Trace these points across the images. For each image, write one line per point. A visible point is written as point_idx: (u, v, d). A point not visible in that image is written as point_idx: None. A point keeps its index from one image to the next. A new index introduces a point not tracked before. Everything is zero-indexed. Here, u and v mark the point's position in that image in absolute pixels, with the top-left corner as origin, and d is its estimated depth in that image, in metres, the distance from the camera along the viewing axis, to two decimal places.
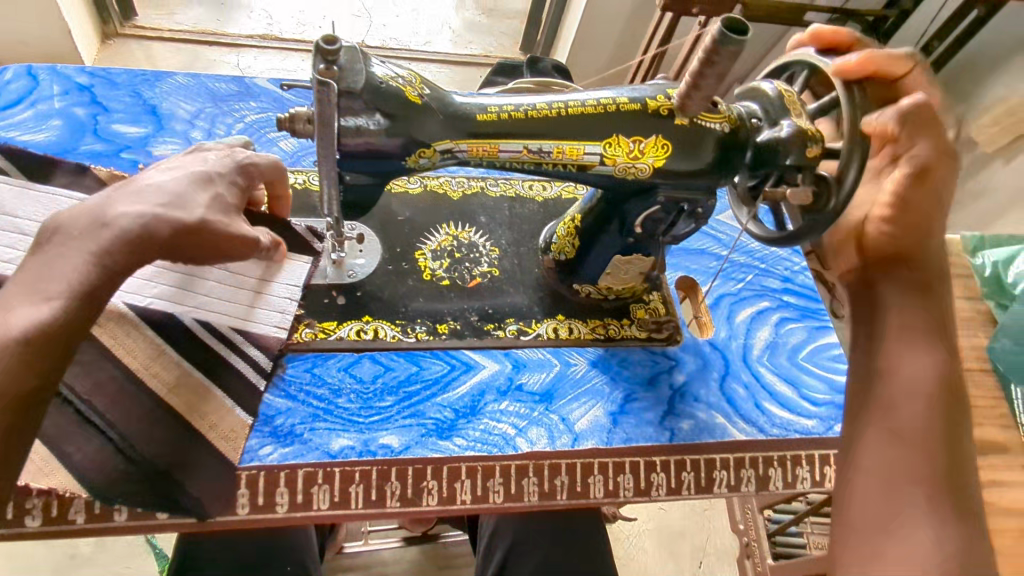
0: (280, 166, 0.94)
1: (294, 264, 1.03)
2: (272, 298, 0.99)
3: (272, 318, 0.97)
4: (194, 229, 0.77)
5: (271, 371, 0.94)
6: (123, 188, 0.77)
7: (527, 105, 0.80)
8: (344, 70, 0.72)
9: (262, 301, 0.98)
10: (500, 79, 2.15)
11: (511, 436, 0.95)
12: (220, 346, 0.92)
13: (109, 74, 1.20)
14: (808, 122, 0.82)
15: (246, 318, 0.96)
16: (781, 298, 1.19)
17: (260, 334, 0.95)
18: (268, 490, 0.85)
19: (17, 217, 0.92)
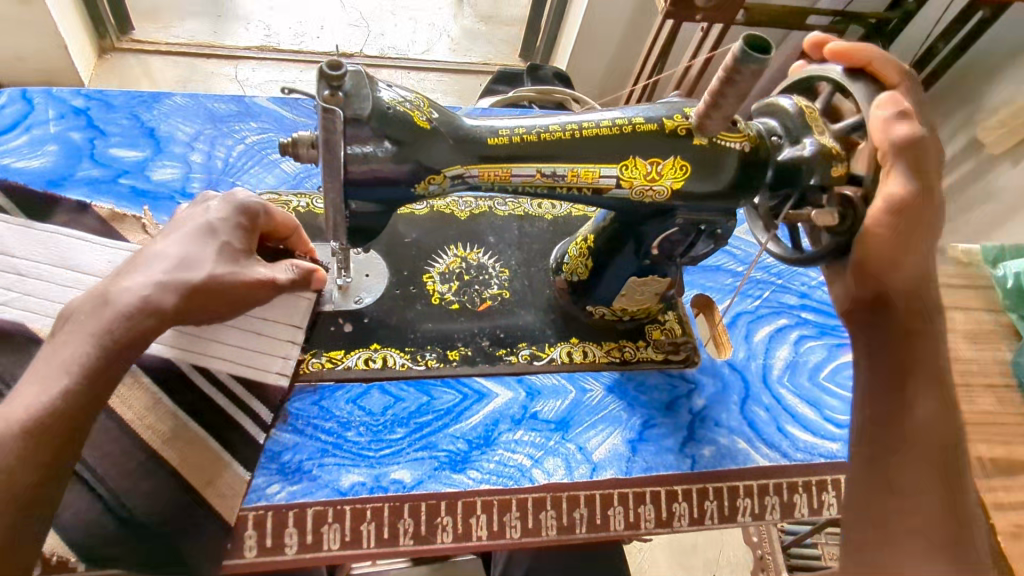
0: (290, 220, 0.91)
1: (300, 299, 0.97)
2: (279, 341, 0.94)
3: (275, 362, 0.92)
4: (200, 291, 0.78)
5: (271, 423, 0.89)
6: (132, 259, 0.79)
7: (540, 127, 0.77)
8: (350, 96, 0.69)
9: (266, 343, 0.93)
10: (500, 88, 2.12)
11: (527, 467, 0.91)
12: (219, 397, 0.88)
13: (106, 96, 1.17)
14: (831, 139, 0.79)
15: (251, 364, 0.91)
16: (800, 315, 1.16)
17: (264, 381, 0.90)
18: (277, 531, 0.82)
19: (14, 257, 0.90)
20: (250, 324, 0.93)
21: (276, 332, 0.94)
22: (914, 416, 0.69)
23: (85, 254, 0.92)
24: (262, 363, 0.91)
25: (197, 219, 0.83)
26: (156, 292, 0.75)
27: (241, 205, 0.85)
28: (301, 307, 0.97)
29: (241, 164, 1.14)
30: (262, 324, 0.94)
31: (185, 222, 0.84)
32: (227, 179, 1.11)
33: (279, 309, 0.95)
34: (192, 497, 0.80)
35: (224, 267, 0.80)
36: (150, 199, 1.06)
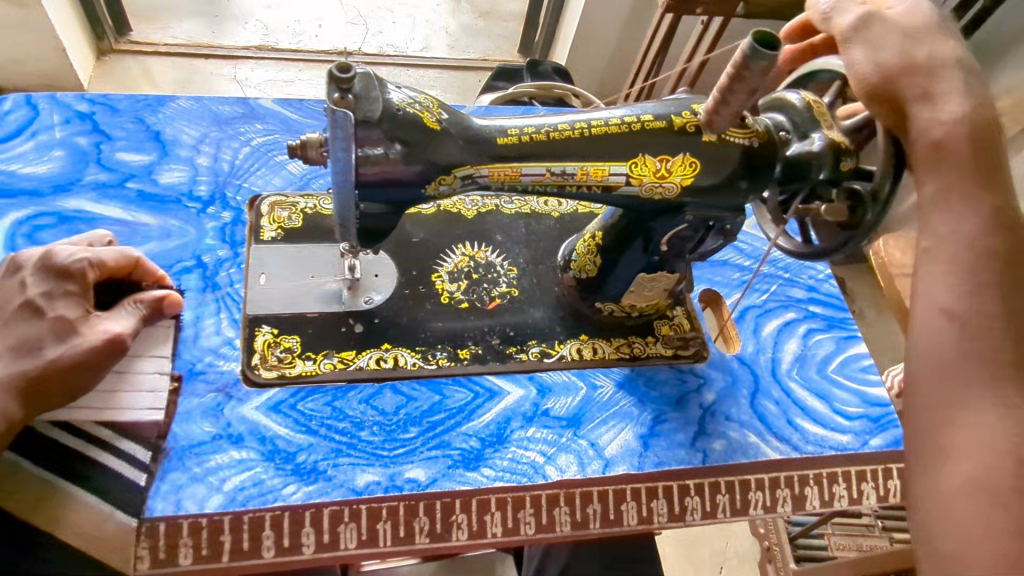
0: (127, 253, 0.90)
1: (159, 329, 0.93)
2: (136, 376, 0.88)
3: (142, 400, 0.87)
4: (43, 369, 0.79)
5: (151, 461, 0.83)
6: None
7: (549, 126, 0.78)
8: (360, 99, 0.69)
9: (130, 382, 0.88)
10: (500, 84, 2.11)
11: (540, 464, 0.92)
12: (88, 449, 0.82)
13: (110, 100, 1.17)
14: (840, 133, 0.80)
15: (115, 406, 0.85)
16: (807, 308, 1.16)
17: (131, 421, 0.85)
18: (295, 532, 0.82)
19: None
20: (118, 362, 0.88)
21: (134, 367, 0.89)
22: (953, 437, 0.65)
23: None
24: (124, 402, 0.86)
25: (17, 298, 0.83)
26: (1, 396, 0.77)
27: (53, 276, 0.84)
28: (162, 337, 0.92)
29: (247, 166, 1.14)
30: (128, 361, 0.89)
31: (7, 300, 0.83)
32: (234, 181, 1.12)
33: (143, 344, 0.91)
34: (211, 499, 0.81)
35: (57, 340, 0.81)
36: (158, 203, 1.06)
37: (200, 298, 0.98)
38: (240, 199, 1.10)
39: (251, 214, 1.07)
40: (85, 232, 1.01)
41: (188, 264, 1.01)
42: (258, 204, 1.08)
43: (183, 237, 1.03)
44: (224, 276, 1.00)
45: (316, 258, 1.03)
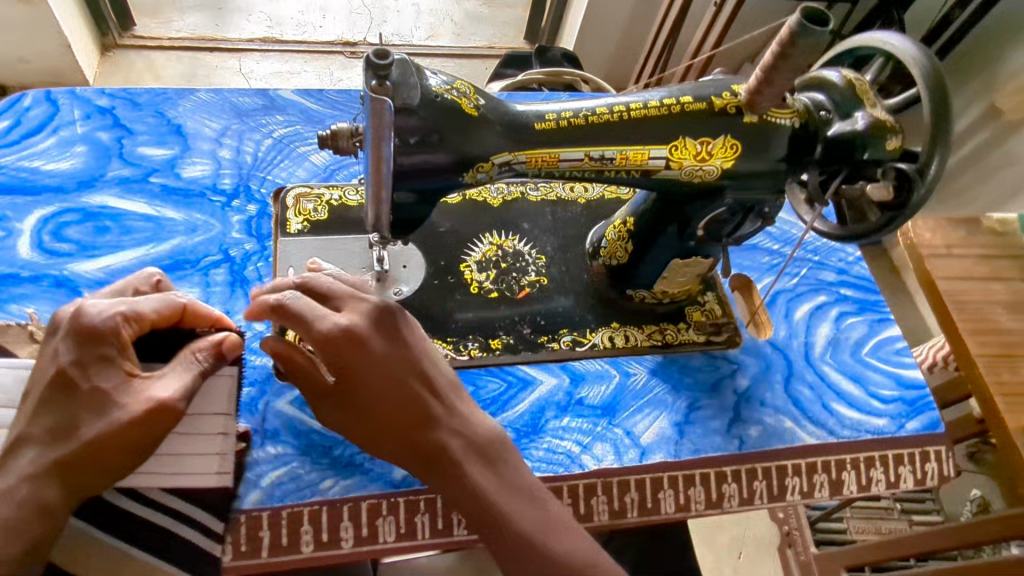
0: (169, 303, 0.79)
1: (220, 379, 0.81)
2: (203, 437, 0.79)
3: (210, 463, 0.79)
4: (83, 451, 0.69)
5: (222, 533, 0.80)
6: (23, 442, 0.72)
7: (587, 110, 0.76)
8: (398, 86, 0.68)
9: (193, 442, 0.79)
10: (510, 71, 2.09)
11: (576, 453, 0.91)
12: (156, 518, 0.78)
13: (130, 94, 1.15)
14: (883, 112, 0.78)
15: (181, 472, 0.78)
16: (838, 292, 1.15)
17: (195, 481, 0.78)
18: (334, 525, 0.82)
19: None
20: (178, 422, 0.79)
21: (200, 424, 0.79)
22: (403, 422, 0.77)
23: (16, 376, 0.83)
24: (188, 467, 0.78)
25: (50, 370, 0.73)
26: (36, 485, 0.69)
27: (78, 338, 0.73)
28: (223, 390, 0.81)
29: (269, 159, 1.12)
30: (189, 420, 0.79)
31: (44, 372, 0.74)
32: (257, 174, 1.10)
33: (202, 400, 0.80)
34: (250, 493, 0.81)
35: (91, 416, 0.70)
36: (182, 198, 1.05)
37: (229, 293, 0.97)
38: (264, 191, 1.08)
39: (277, 205, 1.06)
40: (111, 228, 1.00)
41: (216, 258, 1.00)
42: (283, 196, 1.05)
43: (209, 231, 1.02)
44: (252, 270, 1.00)
45: (344, 250, 1.01)
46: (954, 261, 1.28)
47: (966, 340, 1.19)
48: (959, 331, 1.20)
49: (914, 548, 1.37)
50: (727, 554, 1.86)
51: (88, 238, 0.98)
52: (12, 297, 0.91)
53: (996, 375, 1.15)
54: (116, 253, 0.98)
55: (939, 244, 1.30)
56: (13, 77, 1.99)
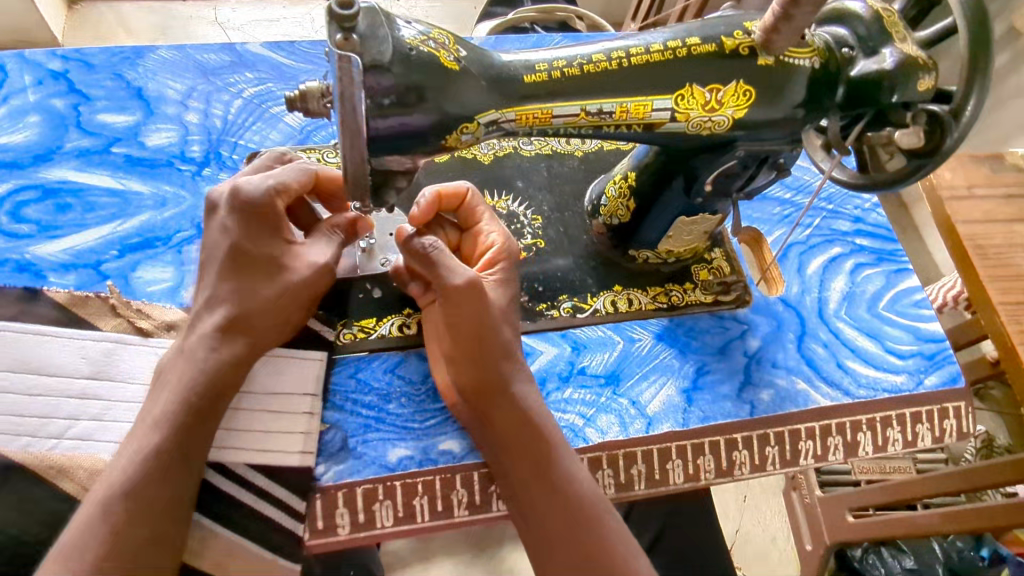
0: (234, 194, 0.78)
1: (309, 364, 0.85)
2: (292, 415, 0.82)
3: (295, 441, 0.80)
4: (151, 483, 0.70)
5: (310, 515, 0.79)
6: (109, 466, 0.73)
7: (582, 57, 0.68)
8: (366, 39, 0.60)
9: (281, 419, 0.81)
10: (500, 10, 1.95)
11: (580, 427, 0.87)
12: (228, 499, 0.77)
13: (84, 55, 1.06)
14: (914, 47, 0.69)
15: (270, 448, 0.79)
16: (854, 242, 1.08)
17: (269, 464, 0.79)
18: (328, 512, 0.79)
19: (23, 355, 0.80)
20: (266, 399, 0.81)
21: (290, 405, 0.82)
22: (495, 375, 0.80)
23: (59, 354, 0.80)
24: (275, 445, 0.80)
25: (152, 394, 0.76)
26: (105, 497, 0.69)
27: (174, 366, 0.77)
28: (309, 372, 0.85)
29: (241, 122, 1.04)
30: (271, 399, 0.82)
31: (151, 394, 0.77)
32: (228, 139, 1.02)
33: (286, 377, 0.83)
34: (238, 482, 0.78)
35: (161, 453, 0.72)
36: (147, 168, 0.97)
37: None
38: (236, 157, 1.01)
39: None
40: (74, 205, 0.93)
41: (188, 234, 0.93)
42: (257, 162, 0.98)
43: (180, 204, 0.95)
44: None
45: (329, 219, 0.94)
46: (976, 203, 1.21)
47: (988, 287, 1.12)
48: (980, 278, 1.14)
49: (922, 492, 1.33)
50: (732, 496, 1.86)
51: (48, 217, 0.91)
52: None
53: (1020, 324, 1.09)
54: (81, 232, 0.91)
55: (961, 184, 1.23)
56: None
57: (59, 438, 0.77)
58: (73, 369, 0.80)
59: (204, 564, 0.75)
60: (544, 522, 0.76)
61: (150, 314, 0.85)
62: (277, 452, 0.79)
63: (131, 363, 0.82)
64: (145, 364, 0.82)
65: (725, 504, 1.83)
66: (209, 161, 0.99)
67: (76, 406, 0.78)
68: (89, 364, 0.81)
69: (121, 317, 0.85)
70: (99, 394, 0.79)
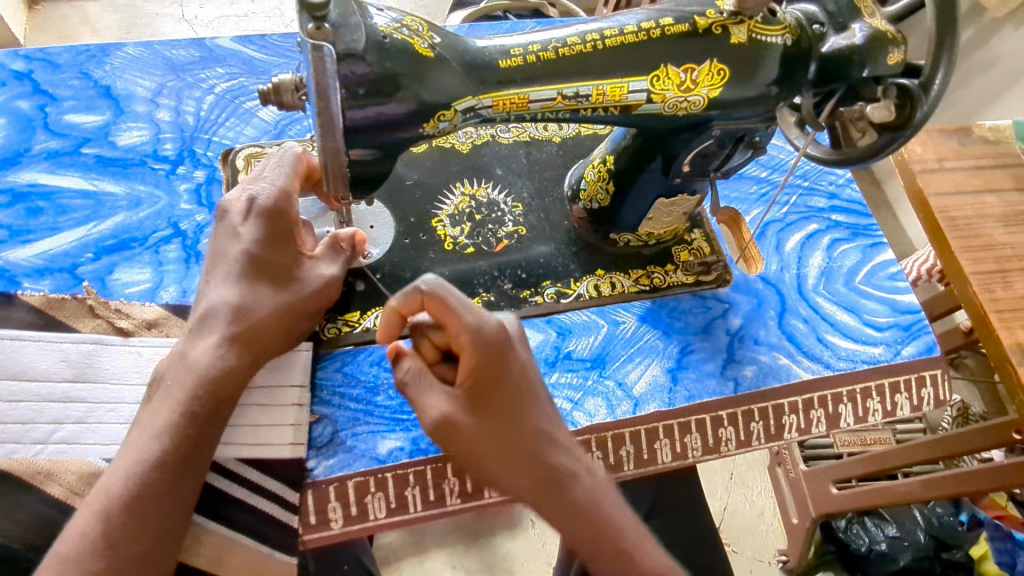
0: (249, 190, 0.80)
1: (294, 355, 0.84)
2: (280, 409, 0.81)
3: (285, 433, 0.80)
4: (173, 493, 0.68)
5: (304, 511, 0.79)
6: (130, 466, 0.68)
7: (557, 41, 0.68)
8: (339, 28, 0.59)
9: (269, 415, 0.80)
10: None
11: (568, 411, 0.88)
12: (222, 498, 0.77)
13: (48, 54, 1.04)
14: (883, 22, 0.71)
15: (259, 442, 0.79)
16: (830, 218, 1.10)
17: (259, 461, 0.78)
18: (321, 506, 0.79)
19: (2, 359, 0.78)
20: (253, 393, 0.80)
21: (276, 399, 0.81)
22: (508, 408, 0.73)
23: (37, 358, 0.78)
24: (266, 439, 0.79)
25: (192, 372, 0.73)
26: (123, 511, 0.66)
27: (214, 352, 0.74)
28: (296, 363, 0.84)
29: (213, 118, 1.02)
30: (257, 392, 0.81)
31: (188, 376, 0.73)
32: (202, 136, 1.01)
33: (275, 368, 0.83)
34: (228, 480, 0.77)
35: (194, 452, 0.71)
36: (120, 168, 0.96)
37: (184, 270, 0.90)
38: (211, 154, 0.99)
39: (226, 169, 0.97)
40: (46, 209, 0.91)
41: (165, 233, 0.92)
42: (232, 157, 0.96)
43: (155, 204, 0.94)
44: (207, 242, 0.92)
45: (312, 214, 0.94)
46: (947, 175, 1.24)
47: (960, 257, 1.15)
48: (952, 249, 1.16)
49: (901, 459, 1.38)
50: (720, 476, 1.89)
51: (20, 221, 0.90)
52: None
53: (991, 292, 1.12)
54: (54, 235, 0.89)
55: (931, 158, 1.25)
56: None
57: (44, 443, 0.75)
58: (53, 372, 0.78)
59: (198, 561, 0.75)
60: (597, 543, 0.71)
61: (128, 314, 0.84)
62: (266, 447, 0.79)
63: (111, 364, 0.79)
64: (125, 365, 0.80)
65: (713, 485, 1.85)
66: (181, 158, 0.98)
67: (59, 411, 0.77)
68: (69, 366, 0.78)
69: (98, 318, 0.82)
70: (82, 397, 0.78)
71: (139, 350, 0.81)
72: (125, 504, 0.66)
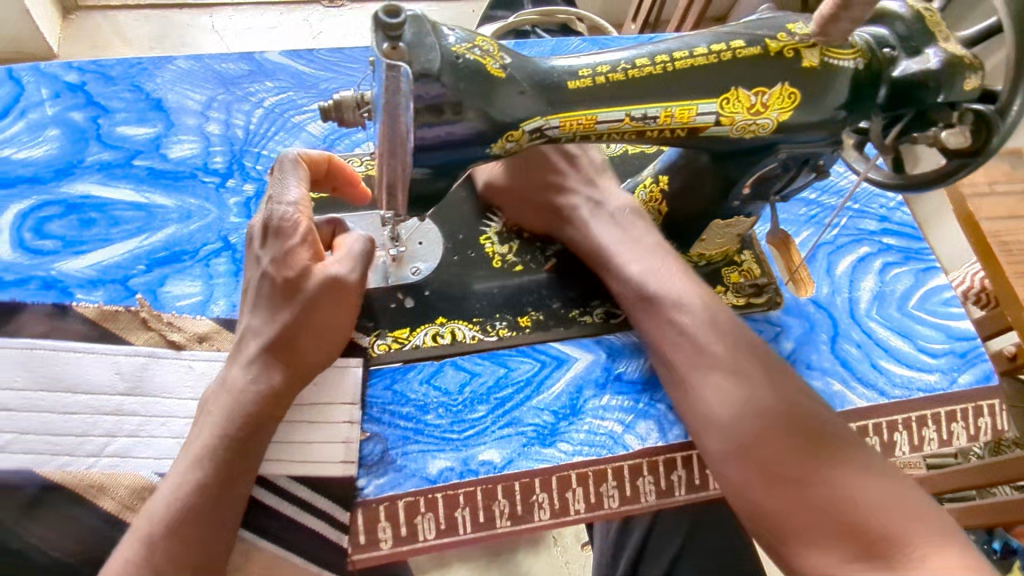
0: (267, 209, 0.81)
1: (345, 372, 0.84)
2: (331, 426, 0.81)
3: (336, 451, 0.80)
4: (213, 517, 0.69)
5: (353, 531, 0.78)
6: (172, 491, 0.70)
7: (626, 62, 0.67)
8: (414, 48, 0.59)
9: (321, 431, 0.80)
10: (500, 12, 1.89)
11: (619, 434, 0.86)
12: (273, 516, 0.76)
13: (101, 66, 1.04)
14: (958, 47, 0.69)
15: (310, 459, 0.79)
16: (881, 241, 1.08)
17: (310, 478, 0.78)
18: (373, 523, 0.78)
19: (61, 372, 0.79)
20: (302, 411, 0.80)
21: (327, 415, 0.81)
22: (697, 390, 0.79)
23: (92, 370, 0.79)
24: (316, 456, 0.79)
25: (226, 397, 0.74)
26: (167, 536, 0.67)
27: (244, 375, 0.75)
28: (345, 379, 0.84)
29: (262, 131, 1.03)
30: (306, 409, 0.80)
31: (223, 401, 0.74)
32: (251, 149, 1.01)
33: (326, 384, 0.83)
34: (279, 497, 0.77)
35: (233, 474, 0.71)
36: (171, 181, 0.96)
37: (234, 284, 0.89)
38: (260, 167, 0.99)
39: None
40: (98, 220, 0.91)
41: (216, 247, 0.92)
42: None
43: (205, 217, 0.94)
44: None
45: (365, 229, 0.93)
46: (997, 200, 1.21)
47: (1013, 281, 1.12)
48: (1004, 274, 1.14)
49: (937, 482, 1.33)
50: None
51: (73, 232, 0.90)
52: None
53: None
54: (106, 246, 0.89)
55: (981, 181, 1.23)
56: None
57: (98, 456, 0.75)
58: (107, 385, 0.78)
59: None
60: (748, 383, 0.76)
61: (181, 327, 0.83)
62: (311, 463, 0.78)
63: (164, 377, 0.79)
64: (178, 378, 0.79)
65: None
66: (230, 171, 0.98)
67: (113, 423, 0.76)
68: (122, 379, 0.79)
69: (150, 331, 0.82)
70: (135, 410, 0.77)
71: (190, 364, 0.81)
72: (168, 529, 0.67)
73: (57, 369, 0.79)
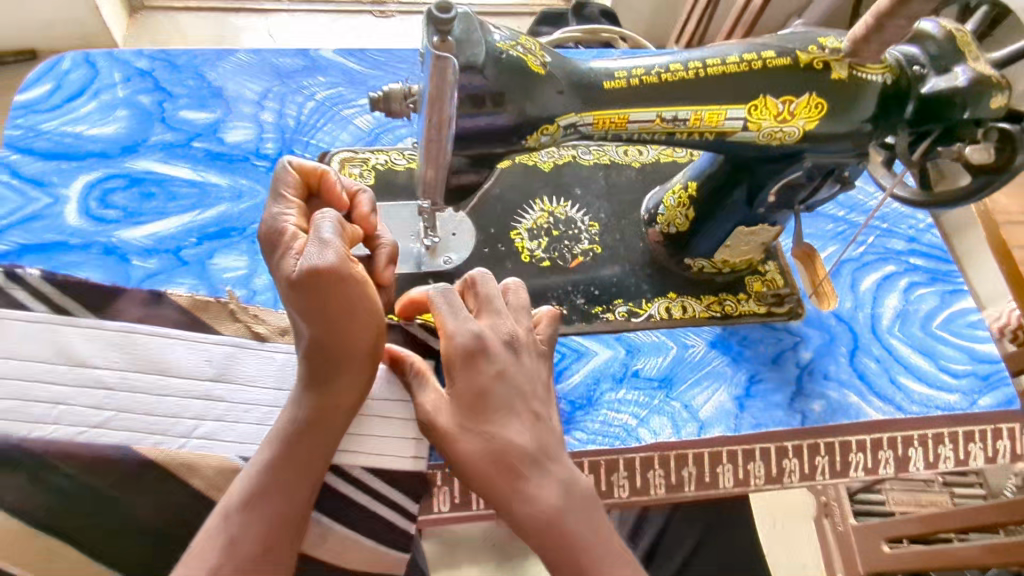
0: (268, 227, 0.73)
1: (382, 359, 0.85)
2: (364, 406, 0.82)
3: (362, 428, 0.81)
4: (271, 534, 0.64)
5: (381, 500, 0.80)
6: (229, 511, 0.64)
7: (660, 67, 0.71)
8: (461, 42, 0.63)
9: None
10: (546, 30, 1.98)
11: (633, 427, 0.89)
12: None
13: (169, 56, 1.12)
14: (987, 67, 0.71)
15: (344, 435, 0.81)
16: (908, 261, 1.09)
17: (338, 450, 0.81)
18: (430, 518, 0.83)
19: (154, 354, 0.83)
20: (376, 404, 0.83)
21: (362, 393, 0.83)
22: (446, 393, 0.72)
23: (177, 354, 0.83)
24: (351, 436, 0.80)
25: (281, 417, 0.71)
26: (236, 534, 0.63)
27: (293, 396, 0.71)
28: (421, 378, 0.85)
29: (312, 122, 1.09)
30: (379, 404, 0.82)
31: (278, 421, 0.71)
32: (301, 138, 1.07)
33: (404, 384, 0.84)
34: None
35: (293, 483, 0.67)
36: (226, 163, 1.02)
37: None
38: (308, 155, 1.05)
39: None
40: (157, 194, 0.98)
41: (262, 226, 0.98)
42: (328, 159, 1.03)
43: (254, 198, 1.00)
44: None
45: (407, 220, 0.98)
46: None
47: None
48: None
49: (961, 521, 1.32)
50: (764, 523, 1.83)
51: (133, 204, 0.97)
52: (62, 265, 0.90)
53: None
54: (162, 219, 0.96)
55: (1015, 211, 1.22)
56: (42, 41, 1.98)
57: (187, 437, 0.79)
58: (196, 370, 0.83)
59: None
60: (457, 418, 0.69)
61: (264, 320, 0.89)
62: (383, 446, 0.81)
63: (248, 367, 0.84)
64: (261, 369, 0.84)
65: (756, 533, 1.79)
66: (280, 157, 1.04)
67: (159, 382, 0.82)
68: (211, 367, 0.83)
69: (239, 322, 0.88)
70: (181, 372, 0.82)
71: (273, 355, 0.85)
72: (240, 509, 0.64)
73: (148, 350, 0.83)
